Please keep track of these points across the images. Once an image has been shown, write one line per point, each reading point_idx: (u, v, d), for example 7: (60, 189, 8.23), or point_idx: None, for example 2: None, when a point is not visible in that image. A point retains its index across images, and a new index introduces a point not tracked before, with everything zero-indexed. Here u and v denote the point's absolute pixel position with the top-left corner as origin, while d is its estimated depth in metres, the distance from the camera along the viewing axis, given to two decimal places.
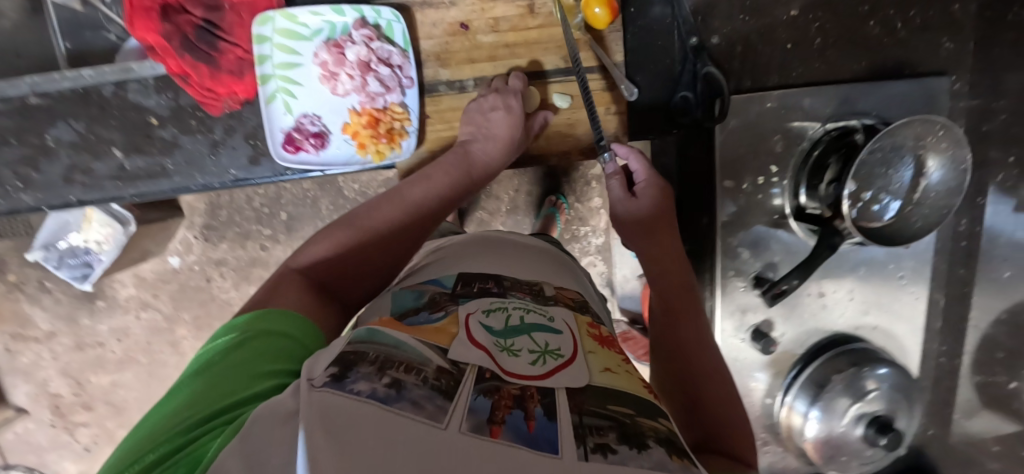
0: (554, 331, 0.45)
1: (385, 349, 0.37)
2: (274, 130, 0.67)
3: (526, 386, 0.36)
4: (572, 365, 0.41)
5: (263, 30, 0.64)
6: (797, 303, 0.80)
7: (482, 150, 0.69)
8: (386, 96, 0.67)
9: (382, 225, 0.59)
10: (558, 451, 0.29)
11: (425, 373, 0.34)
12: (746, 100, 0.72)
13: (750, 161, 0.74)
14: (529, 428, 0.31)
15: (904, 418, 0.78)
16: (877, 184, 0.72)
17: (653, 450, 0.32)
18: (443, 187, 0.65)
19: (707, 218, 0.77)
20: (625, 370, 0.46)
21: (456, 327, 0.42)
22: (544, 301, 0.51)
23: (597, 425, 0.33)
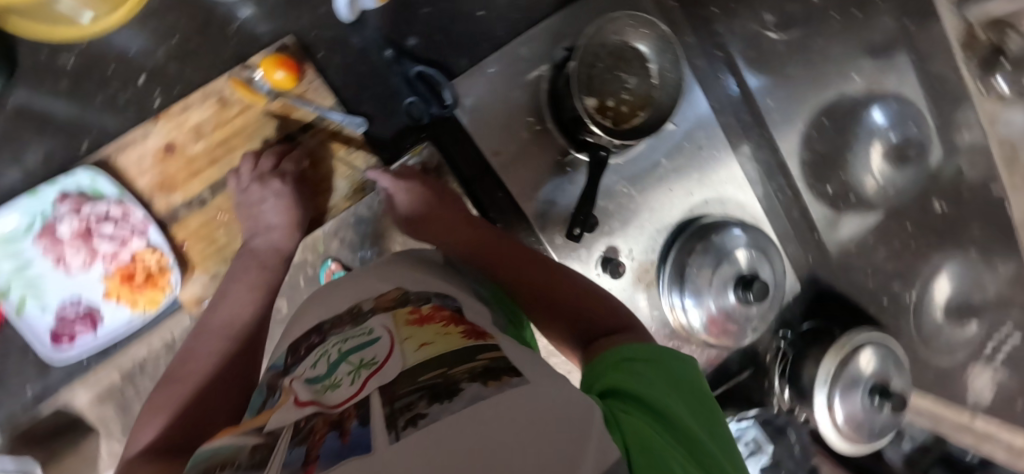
0: (369, 343, 0.39)
1: (209, 457, 0.29)
2: (37, 335, 0.61)
3: (343, 407, 0.31)
4: (385, 365, 0.35)
5: None
6: (631, 215, 0.85)
7: (269, 243, 0.66)
8: (127, 248, 0.63)
9: (200, 357, 0.57)
10: (369, 448, 0.25)
11: (236, 461, 0.28)
12: (472, 75, 0.75)
13: (508, 123, 0.77)
14: (340, 442, 0.27)
15: (768, 268, 0.84)
16: (615, 88, 0.75)
17: (466, 391, 0.29)
18: (251, 299, 0.62)
19: (502, 191, 0.80)
20: (446, 332, 0.39)
21: (286, 395, 0.37)
22: (362, 319, 0.44)
23: (406, 403, 0.29)
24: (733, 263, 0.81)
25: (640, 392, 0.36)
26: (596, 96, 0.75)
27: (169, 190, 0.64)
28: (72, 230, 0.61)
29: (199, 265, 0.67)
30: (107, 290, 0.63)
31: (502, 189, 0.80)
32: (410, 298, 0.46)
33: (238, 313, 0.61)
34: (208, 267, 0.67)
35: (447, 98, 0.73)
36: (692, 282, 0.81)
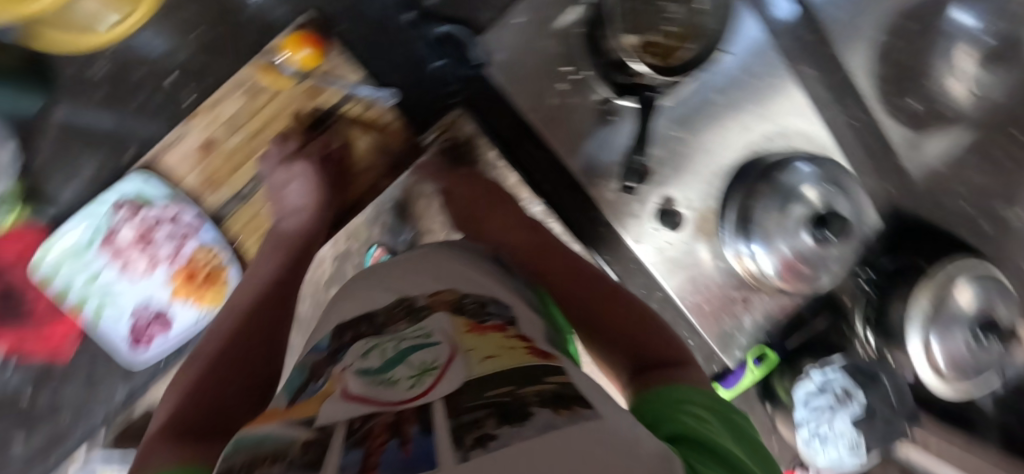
0: (427, 348, 0.36)
1: (251, 449, 0.26)
2: (114, 342, 0.65)
3: (402, 408, 0.28)
4: (448, 373, 0.31)
5: (42, 270, 0.62)
6: (681, 162, 0.80)
7: (293, 225, 0.63)
8: (183, 250, 0.65)
9: (226, 332, 0.50)
10: (434, 463, 0.22)
11: (289, 455, 0.25)
12: (499, 31, 0.71)
13: (542, 78, 0.73)
14: (404, 453, 0.23)
15: (849, 204, 0.76)
16: (653, 22, 0.70)
17: (538, 416, 0.25)
18: (282, 260, 0.59)
19: (544, 150, 0.76)
20: (511, 345, 0.36)
21: (333, 387, 0.34)
22: (418, 317, 0.41)
23: (475, 419, 0.26)
24: (807, 204, 0.73)
25: (706, 433, 0.31)
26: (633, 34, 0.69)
27: (217, 186, 0.66)
28: (131, 238, 0.64)
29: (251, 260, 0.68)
30: (173, 291, 0.66)
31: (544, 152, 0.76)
32: (465, 303, 0.43)
33: (264, 274, 0.57)
34: None
35: (474, 59, 0.70)
36: (760, 228, 0.74)
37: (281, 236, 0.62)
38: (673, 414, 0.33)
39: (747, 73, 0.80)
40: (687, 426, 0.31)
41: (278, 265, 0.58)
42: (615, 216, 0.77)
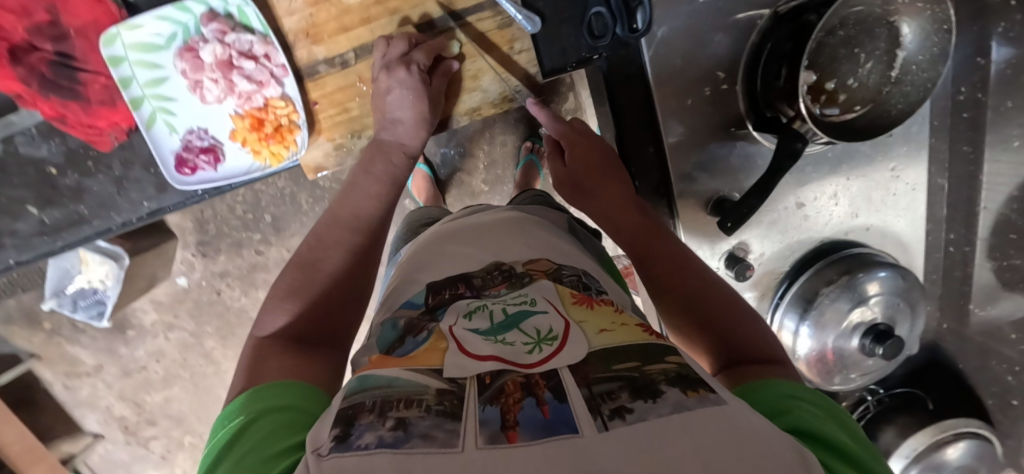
0: (539, 314, 0.47)
1: (382, 392, 0.38)
2: (162, 154, 0.67)
3: (530, 374, 0.39)
4: (568, 345, 0.42)
5: (114, 50, 0.62)
6: (776, 217, 0.74)
7: (394, 138, 0.67)
8: (261, 92, 0.66)
9: (332, 249, 0.58)
10: (577, 430, 0.32)
11: (427, 401, 0.36)
12: (673, 2, 0.62)
13: (688, 75, 0.66)
14: (543, 415, 0.34)
15: (906, 324, 0.76)
16: (843, 69, 0.61)
17: (669, 394, 0.36)
18: (379, 193, 0.64)
19: (654, 146, 0.71)
20: (621, 323, 0.47)
21: (444, 341, 0.44)
22: (520, 283, 0.52)
23: (606, 390, 0.36)
24: (871, 308, 0.72)
25: (821, 429, 0.36)
26: (815, 72, 0.61)
27: (315, 40, 0.65)
28: (212, 58, 0.65)
29: (325, 132, 0.72)
30: (237, 129, 0.69)
31: (654, 145, 0.72)
32: (563, 275, 0.54)
33: (368, 204, 0.63)
34: (334, 135, 0.72)
35: (638, 22, 0.61)
36: (817, 313, 0.73)
37: (385, 156, 0.66)
38: (787, 407, 0.38)
39: (892, 163, 0.72)
40: (804, 419, 0.37)
41: (376, 191, 0.64)
42: (687, 238, 0.74)
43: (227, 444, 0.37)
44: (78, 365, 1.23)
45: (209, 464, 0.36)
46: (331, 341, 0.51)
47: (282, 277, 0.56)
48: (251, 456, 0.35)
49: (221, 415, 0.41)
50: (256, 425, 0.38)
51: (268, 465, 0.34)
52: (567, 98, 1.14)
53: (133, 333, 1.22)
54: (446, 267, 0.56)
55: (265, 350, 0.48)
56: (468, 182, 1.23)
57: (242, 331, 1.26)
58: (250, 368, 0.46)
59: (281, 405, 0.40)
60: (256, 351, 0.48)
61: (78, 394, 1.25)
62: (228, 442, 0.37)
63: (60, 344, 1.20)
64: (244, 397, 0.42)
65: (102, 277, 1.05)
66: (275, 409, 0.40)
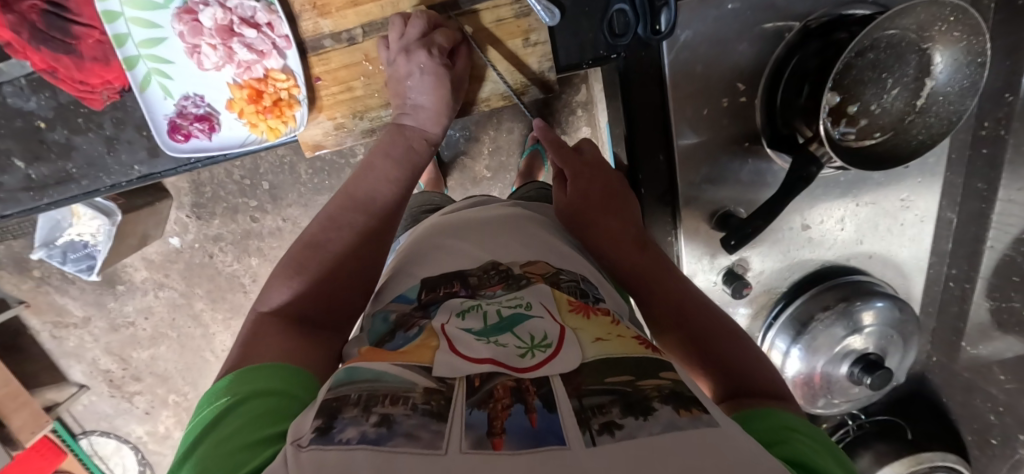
0: (534, 318, 0.46)
1: (367, 386, 0.37)
2: (156, 119, 0.66)
3: (521, 379, 0.38)
4: (561, 353, 0.41)
5: (110, 6, 0.60)
6: (779, 237, 0.73)
7: (417, 124, 0.65)
8: (262, 62, 0.64)
9: (344, 231, 0.56)
10: (564, 442, 0.32)
11: (413, 399, 0.35)
12: (700, 5, 0.59)
13: (707, 84, 0.64)
14: (531, 423, 0.33)
15: (897, 356, 0.76)
16: (868, 93, 0.59)
17: (661, 413, 0.35)
18: (397, 177, 0.62)
19: (665, 154, 0.70)
20: (618, 334, 0.46)
21: (436, 339, 0.43)
22: (517, 285, 0.51)
23: (598, 404, 0.35)
24: (864, 337, 0.72)
25: (815, 461, 0.36)
26: (839, 93, 0.59)
27: (323, 13, 0.62)
28: (212, 23, 0.62)
29: (327, 110, 0.69)
30: (234, 99, 0.67)
31: (664, 154, 0.70)
32: (562, 279, 0.53)
33: (383, 188, 0.60)
34: (335, 113, 0.70)
35: (662, 23, 0.58)
36: (809, 337, 0.72)
37: (405, 142, 0.64)
38: (781, 437, 0.38)
39: (904, 197, 0.72)
40: (799, 451, 0.37)
41: (391, 173, 0.62)
42: (688, 250, 0.74)
43: (210, 426, 0.35)
44: (66, 316, 1.22)
45: (187, 445, 0.34)
46: (332, 325, 0.50)
47: (289, 254, 0.53)
48: (233, 442, 0.33)
49: (205, 395, 0.39)
50: (240, 410, 0.35)
51: (249, 458, 0.31)
52: (579, 90, 1.12)
53: (123, 288, 1.21)
54: (448, 261, 0.55)
55: (262, 328, 0.46)
56: (470, 167, 1.21)
57: (232, 296, 1.24)
58: (245, 346, 0.44)
59: (271, 389, 0.38)
60: (254, 328, 0.46)
61: (65, 344, 1.25)
62: (210, 423, 0.35)
63: (48, 293, 1.19)
64: (231, 377, 0.39)
65: (93, 231, 1.05)
66: (262, 394, 0.37)
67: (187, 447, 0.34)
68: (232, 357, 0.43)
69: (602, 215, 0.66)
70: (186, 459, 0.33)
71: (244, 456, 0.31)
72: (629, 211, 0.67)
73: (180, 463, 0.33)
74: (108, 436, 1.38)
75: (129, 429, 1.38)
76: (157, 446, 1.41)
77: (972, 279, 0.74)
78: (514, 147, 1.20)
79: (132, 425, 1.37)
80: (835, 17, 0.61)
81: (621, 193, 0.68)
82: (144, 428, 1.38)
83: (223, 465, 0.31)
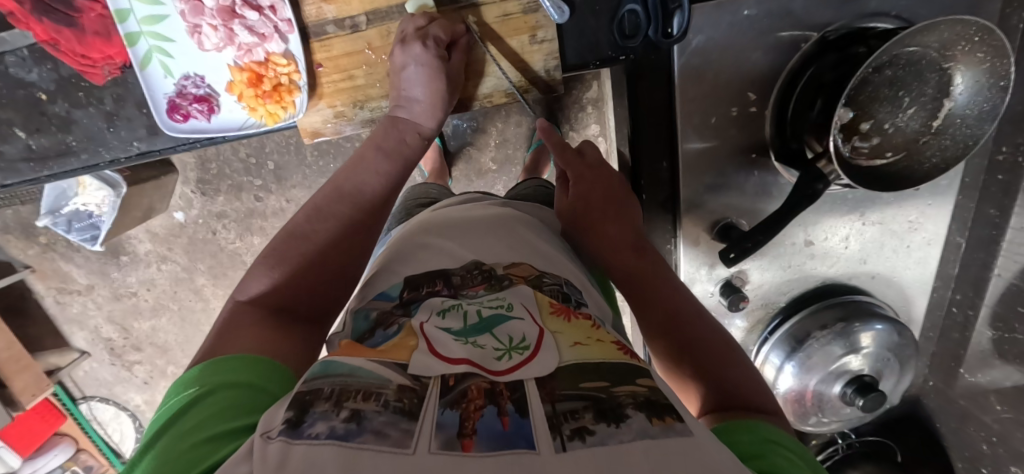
0: (514, 320, 0.46)
1: (341, 380, 0.37)
2: (156, 97, 0.65)
3: (496, 381, 0.38)
4: (538, 357, 0.41)
5: None
6: (781, 251, 0.72)
7: (411, 118, 0.64)
8: (263, 46, 0.64)
9: (330, 224, 0.55)
10: (534, 446, 0.32)
11: (385, 396, 0.35)
12: (716, 9, 0.57)
13: (716, 91, 0.62)
14: (502, 427, 0.34)
15: (892, 380, 0.75)
16: (882, 111, 0.57)
17: (634, 421, 0.35)
18: (388, 171, 0.61)
19: (668, 162, 0.68)
20: (598, 338, 0.46)
21: (414, 339, 0.43)
22: (499, 286, 0.51)
23: (571, 409, 0.36)
24: (861, 358, 0.71)
25: None
26: (853, 109, 0.57)
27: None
28: (215, 4, 0.62)
29: (326, 98, 0.69)
30: (234, 81, 0.66)
31: (668, 161, 0.69)
32: (544, 282, 0.52)
33: (373, 181, 0.59)
34: (335, 102, 0.69)
35: (675, 27, 0.57)
36: (804, 354, 0.71)
37: (398, 135, 0.63)
38: (761, 450, 0.38)
39: (909, 219, 0.71)
40: (774, 463, 0.36)
41: (384, 168, 0.60)
42: (686, 259, 0.73)
43: (177, 415, 0.35)
44: (70, 283, 1.24)
45: (153, 433, 0.35)
46: (311, 318, 0.51)
47: (273, 244, 0.53)
48: (196, 435, 0.33)
49: (177, 381, 0.39)
50: (207, 402, 0.36)
51: (208, 455, 0.32)
52: (590, 87, 1.10)
53: (127, 259, 1.22)
54: (429, 260, 0.55)
55: (238, 318, 0.46)
56: (476, 158, 1.20)
57: (233, 273, 1.25)
58: (219, 334, 0.44)
59: (239, 382, 0.38)
60: (230, 317, 0.46)
61: (68, 311, 1.27)
62: (176, 413, 0.35)
63: (54, 260, 1.21)
64: (202, 366, 0.39)
65: (99, 202, 1.06)
66: (231, 386, 0.38)
67: (152, 435, 0.35)
68: (203, 348, 0.43)
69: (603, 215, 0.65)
70: (151, 449, 0.34)
71: (204, 452, 0.32)
72: (627, 207, 0.66)
73: (144, 451, 0.34)
74: (108, 403, 1.40)
75: (128, 397, 1.40)
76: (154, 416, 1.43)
77: (977, 306, 0.72)
78: (522, 140, 1.18)
79: (132, 393, 1.39)
80: (854, 30, 0.59)
81: (623, 198, 0.67)
82: (143, 398, 1.40)
83: (184, 459, 0.32)
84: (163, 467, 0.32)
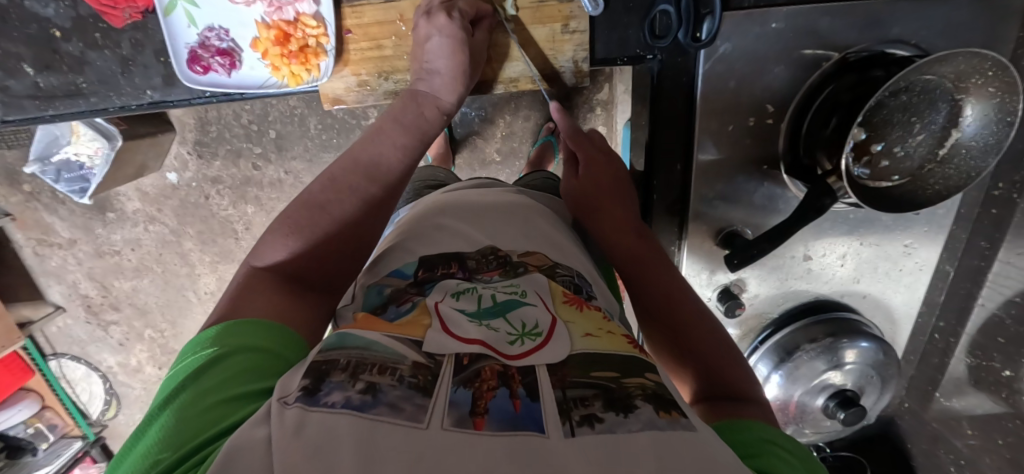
0: (527, 306, 0.46)
1: (356, 353, 0.37)
2: (177, 46, 0.64)
3: (508, 364, 0.38)
4: (551, 343, 0.42)
5: None
6: (779, 264, 0.74)
7: (430, 90, 0.63)
8: (295, 6, 0.64)
9: (346, 194, 0.54)
10: (543, 431, 0.32)
11: (400, 371, 0.35)
12: (746, 18, 0.59)
13: (736, 100, 0.64)
14: (513, 409, 0.34)
15: (873, 396, 0.77)
16: (894, 134, 0.59)
17: (640, 411, 0.35)
18: (406, 144, 0.59)
19: (682, 164, 0.69)
20: (608, 330, 0.46)
21: (428, 317, 0.43)
22: (513, 273, 0.51)
23: (580, 396, 0.36)
24: (843, 374, 0.73)
25: None
26: (866, 130, 0.59)
27: None
28: None
29: (352, 65, 0.68)
30: (260, 38, 0.66)
31: (682, 163, 0.69)
32: (557, 273, 0.53)
33: (391, 154, 0.58)
34: (360, 70, 0.69)
35: (703, 32, 0.60)
36: (793, 365, 0.73)
37: (417, 108, 0.62)
38: (762, 451, 0.38)
39: (905, 243, 0.73)
40: (771, 464, 0.37)
41: (402, 144, 0.59)
42: (688, 264, 0.75)
43: (193, 374, 0.36)
44: (51, 236, 1.20)
45: (169, 393, 0.36)
46: (324, 287, 0.50)
47: (288, 210, 0.52)
48: (211, 397, 0.34)
49: (193, 340, 0.40)
50: (223, 363, 0.37)
51: (226, 416, 0.33)
52: (602, 88, 1.11)
53: (113, 216, 1.19)
54: (445, 241, 0.55)
55: (252, 283, 0.46)
56: (481, 148, 1.20)
57: (222, 240, 1.23)
58: (234, 298, 0.44)
59: (254, 346, 0.39)
60: (245, 282, 0.47)
61: (47, 263, 1.23)
62: (194, 371, 0.36)
63: (36, 210, 1.17)
64: (218, 327, 0.40)
65: (92, 153, 1.01)
66: (246, 349, 0.38)
67: (169, 392, 0.36)
68: (220, 309, 0.44)
69: (613, 207, 0.65)
70: (169, 404, 0.35)
71: (223, 413, 0.33)
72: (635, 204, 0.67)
73: (161, 409, 0.35)
74: (79, 362, 1.36)
75: (100, 357, 1.37)
76: (126, 378, 1.40)
77: (958, 334, 0.75)
78: (528, 135, 1.19)
79: (105, 354, 1.36)
80: (876, 52, 0.61)
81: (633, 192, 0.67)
82: (116, 359, 1.37)
83: (199, 421, 0.33)
84: (181, 424, 0.33)
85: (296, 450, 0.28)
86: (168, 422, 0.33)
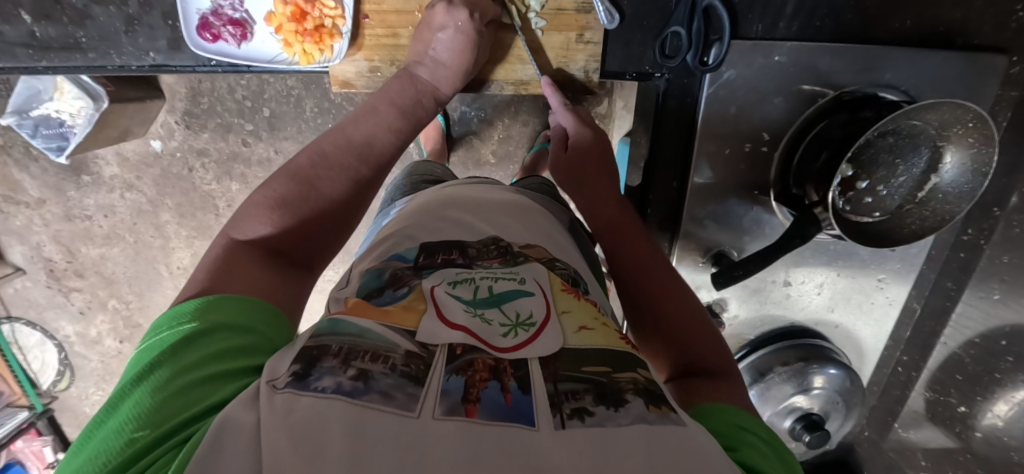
0: (526, 296, 0.46)
1: (349, 340, 0.37)
2: (188, 11, 0.63)
3: (501, 358, 0.38)
4: (545, 332, 0.42)
5: None
6: (760, 288, 0.77)
7: (431, 79, 0.64)
8: None
9: (334, 172, 0.56)
10: (533, 424, 0.32)
11: (393, 359, 0.35)
12: (751, 48, 0.62)
13: (735, 125, 0.66)
14: (504, 401, 0.34)
15: (838, 420, 0.80)
16: (879, 173, 0.62)
17: (632, 406, 0.36)
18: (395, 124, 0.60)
19: (678, 181, 0.71)
20: (603, 322, 0.47)
21: (423, 303, 0.43)
22: (513, 261, 0.51)
23: (572, 390, 0.36)
24: (811, 398, 0.76)
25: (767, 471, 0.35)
26: (853, 167, 0.61)
27: None
28: None
29: (366, 50, 0.68)
30: (276, 13, 0.65)
31: (679, 181, 0.71)
32: (556, 266, 0.53)
33: (384, 134, 0.61)
34: (373, 56, 0.69)
35: (711, 57, 0.63)
36: (764, 385, 0.76)
37: (415, 92, 0.64)
38: (738, 441, 0.38)
39: (880, 277, 0.76)
40: (749, 457, 0.36)
41: (393, 122, 0.62)
42: None
43: (172, 351, 0.35)
44: (19, 193, 1.14)
45: (143, 369, 0.35)
46: (305, 263, 0.51)
47: (274, 185, 0.53)
48: (192, 376, 0.34)
49: (170, 312, 0.40)
50: (205, 342, 0.37)
51: (207, 397, 0.33)
52: (601, 101, 1.13)
53: (89, 180, 1.14)
54: (445, 230, 0.55)
55: (236, 253, 0.46)
56: (477, 148, 1.20)
57: (202, 215, 1.20)
58: (217, 269, 0.44)
59: (238, 325, 0.39)
60: (226, 252, 0.46)
61: (11, 222, 1.17)
62: (173, 347, 0.36)
63: (6, 165, 1.11)
64: (200, 301, 0.40)
65: (73, 112, 0.96)
66: (228, 328, 0.38)
67: (143, 366, 0.35)
68: (200, 276, 0.44)
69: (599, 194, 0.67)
70: (144, 380, 0.34)
71: (206, 394, 0.33)
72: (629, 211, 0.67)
73: (134, 384, 0.34)
74: (34, 328, 1.30)
75: (57, 325, 1.31)
76: (83, 349, 1.34)
77: (919, 368, 0.79)
78: (524, 140, 1.20)
79: (63, 322, 1.30)
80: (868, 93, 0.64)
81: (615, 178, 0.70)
82: (75, 328, 1.31)
83: (178, 400, 0.32)
84: (158, 404, 0.32)
85: (283, 432, 0.28)
86: (144, 399, 0.32)
